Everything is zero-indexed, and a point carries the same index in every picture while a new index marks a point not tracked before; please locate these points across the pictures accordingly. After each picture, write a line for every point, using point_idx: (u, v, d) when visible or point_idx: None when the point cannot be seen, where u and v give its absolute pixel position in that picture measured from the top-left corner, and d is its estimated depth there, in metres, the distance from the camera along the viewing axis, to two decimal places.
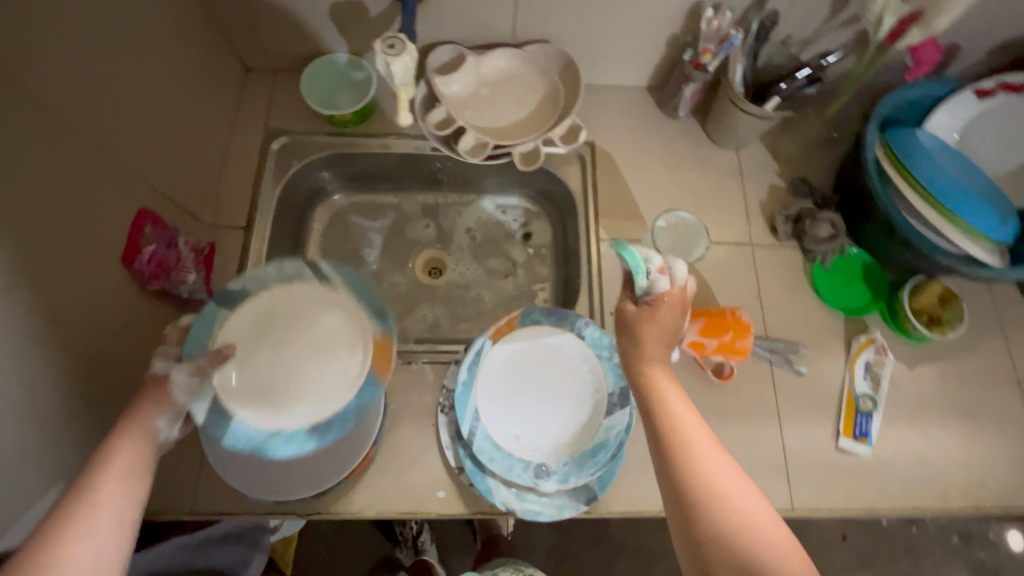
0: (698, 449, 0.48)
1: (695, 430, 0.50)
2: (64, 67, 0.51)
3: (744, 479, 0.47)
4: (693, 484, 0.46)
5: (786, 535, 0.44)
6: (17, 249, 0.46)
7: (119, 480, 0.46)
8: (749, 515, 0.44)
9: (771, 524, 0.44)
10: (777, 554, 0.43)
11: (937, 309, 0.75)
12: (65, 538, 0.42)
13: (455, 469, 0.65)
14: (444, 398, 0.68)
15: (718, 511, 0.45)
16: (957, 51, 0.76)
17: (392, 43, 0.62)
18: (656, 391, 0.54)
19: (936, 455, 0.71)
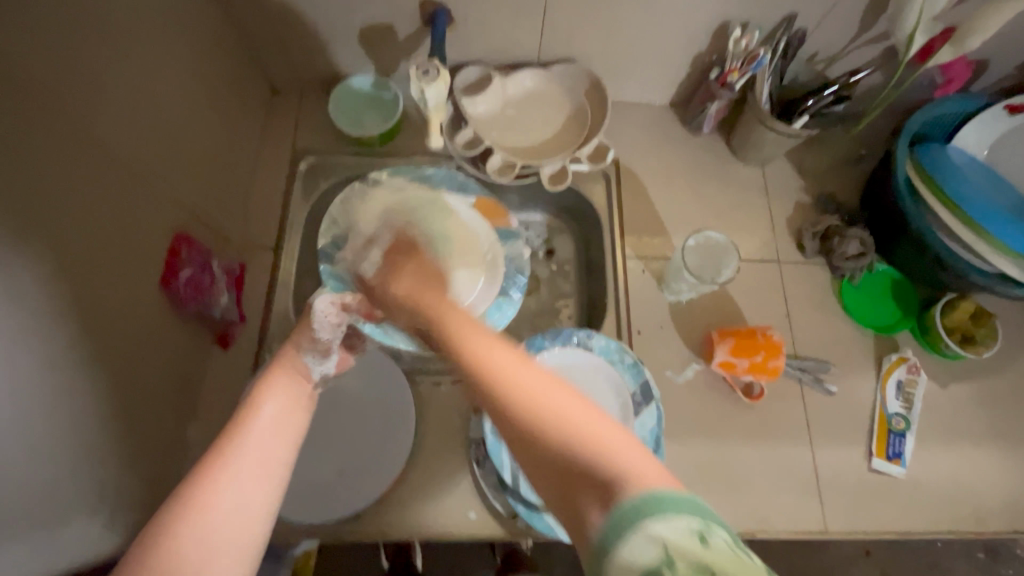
0: (489, 369, 0.41)
1: (501, 355, 0.42)
2: (101, 96, 0.52)
3: (557, 385, 0.40)
4: (510, 398, 0.39)
5: (614, 432, 0.37)
6: (62, 278, 0.47)
7: (267, 433, 0.42)
8: (566, 417, 0.37)
9: (598, 426, 0.37)
10: (607, 456, 0.35)
11: (969, 326, 0.74)
12: (209, 491, 0.37)
13: (511, 516, 0.64)
14: (475, 450, 0.67)
15: (532, 419, 0.37)
16: (987, 67, 0.75)
17: (426, 69, 0.63)
18: (465, 330, 0.46)
19: (970, 476, 0.70)
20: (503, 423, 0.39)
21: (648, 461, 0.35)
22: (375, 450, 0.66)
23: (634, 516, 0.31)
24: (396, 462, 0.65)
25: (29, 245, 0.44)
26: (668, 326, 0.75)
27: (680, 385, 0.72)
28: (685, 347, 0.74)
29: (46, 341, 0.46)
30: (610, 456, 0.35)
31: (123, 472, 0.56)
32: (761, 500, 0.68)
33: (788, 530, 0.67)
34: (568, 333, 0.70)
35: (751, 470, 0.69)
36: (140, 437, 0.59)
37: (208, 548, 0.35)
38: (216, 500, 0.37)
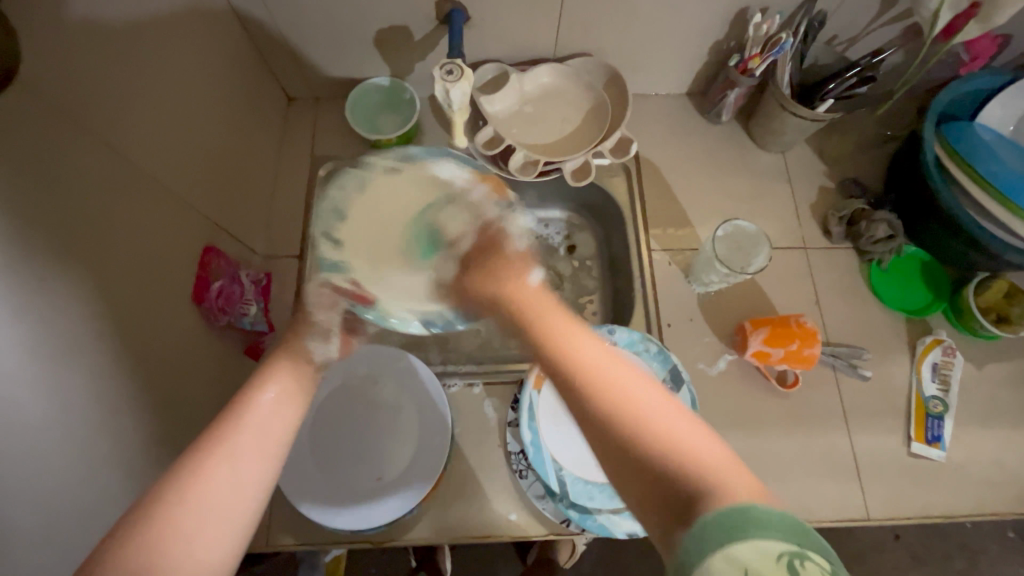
0: (582, 366, 0.42)
1: (587, 349, 0.44)
2: (127, 112, 0.52)
3: (653, 389, 0.41)
4: (599, 395, 0.40)
5: (706, 439, 0.37)
6: (99, 295, 0.47)
7: (267, 416, 0.44)
8: (635, 397, 0.39)
9: (688, 431, 0.37)
10: (700, 462, 0.35)
11: (1003, 305, 0.73)
12: (210, 467, 0.39)
13: (560, 522, 0.64)
14: (517, 462, 0.66)
15: (625, 418, 0.38)
16: (1011, 42, 0.74)
17: (450, 69, 0.63)
18: (556, 326, 0.47)
19: (1012, 457, 0.69)
20: (590, 419, 0.40)
21: (740, 472, 0.34)
22: (414, 454, 0.66)
23: (727, 532, 0.30)
24: (437, 466, 0.64)
25: (65, 264, 0.44)
26: (698, 318, 0.75)
27: (713, 378, 0.72)
28: (717, 339, 0.74)
29: (88, 361, 0.46)
30: (705, 463, 0.35)
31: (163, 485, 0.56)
32: (801, 490, 0.67)
33: (829, 518, 0.66)
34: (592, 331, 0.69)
35: (790, 460, 0.69)
36: (179, 451, 0.59)
37: (199, 518, 0.37)
38: (214, 474, 0.39)
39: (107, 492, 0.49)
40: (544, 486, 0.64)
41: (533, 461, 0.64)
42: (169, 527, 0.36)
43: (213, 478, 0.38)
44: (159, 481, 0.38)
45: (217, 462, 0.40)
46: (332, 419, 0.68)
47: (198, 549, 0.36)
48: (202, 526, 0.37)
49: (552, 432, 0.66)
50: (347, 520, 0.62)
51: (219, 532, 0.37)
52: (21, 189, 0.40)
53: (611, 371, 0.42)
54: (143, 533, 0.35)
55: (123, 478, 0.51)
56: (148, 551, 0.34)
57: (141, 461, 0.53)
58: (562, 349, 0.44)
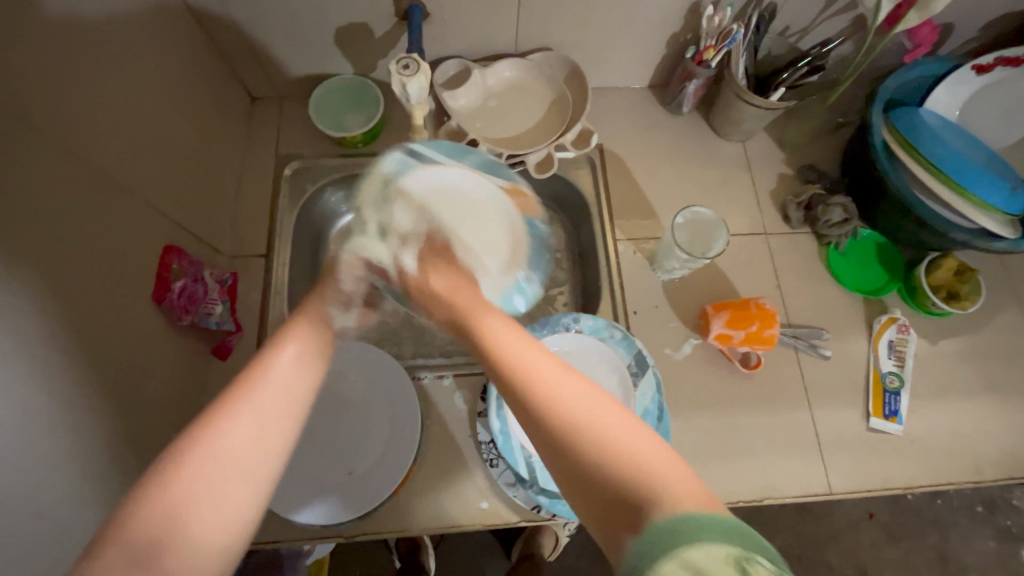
0: (526, 376, 0.41)
1: (534, 362, 0.43)
2: (84, 109, 0.51)
3: (602, 395, 0.40)
4: (548, 405, 0.39)
5: (654, 447, 0.37)
6: (56, 293, 0.47)
7: (287, 371, 0.44)
8: (586, 416, 0.38)
9: (632, 436, 0.37)
10: (647, 471, 0.35)
11: (953, 283, 0.76)
12: (228, 425, 0.39)
13: (532, 508, 0.65)
14: (488, 451, 0.67)
15: (573, 428, 0.37)
16: (952, 30, 0.78)
17: (406, 63, 0.64)
18: (504, 335, 0.46)
19: (965, 428, 0.72)
20: (538, 431, 0.39)
21: (688, 480, 0.34)
22: (384, 447, 0.66)
23: (678, 536, 0.30)
24: (407, 457, 0.65)
25: (23, 260, 0.43)
26: (664, 304, 0.76)
27: (679, 362, 0.74)
28: (682, 324, 0.75)
29: (41, 360, 0.46)
30: (654, 473, 0.35)
31: (127, 486, 0.56)
32: (766, 468, 0.69)
33: (793, 494, 0.68)
34: (557, 318, 0.71)
35: (755, 439, 0.70)
36: (144, 452, 0.58)
37: (218, 472, 0.37)
38: (231, 428, 0.39)
39: (68, 494, 0.49)
40: (515, 473, 0.65)
41: (503, 449, 0.65)
42: (191, 477, 0.36)
43: (232, 431, 0.39)
44: (185, 429, 0.38)
45: (239, 416, 0.39)
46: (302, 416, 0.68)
47: (217, 506, 0.36)
48: (227, 478, 0.37)
49: (521, 420, 0.67)
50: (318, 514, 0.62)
51: (245, 487, 0.37)
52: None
53: (557, 387, 0.40)
54: (169, 486, 0.35)
55: (85, 479, 0.51)
56: (174, 503, 0.35)
57: (103, 463, 0.53)
58: (509, 363, 0.43)
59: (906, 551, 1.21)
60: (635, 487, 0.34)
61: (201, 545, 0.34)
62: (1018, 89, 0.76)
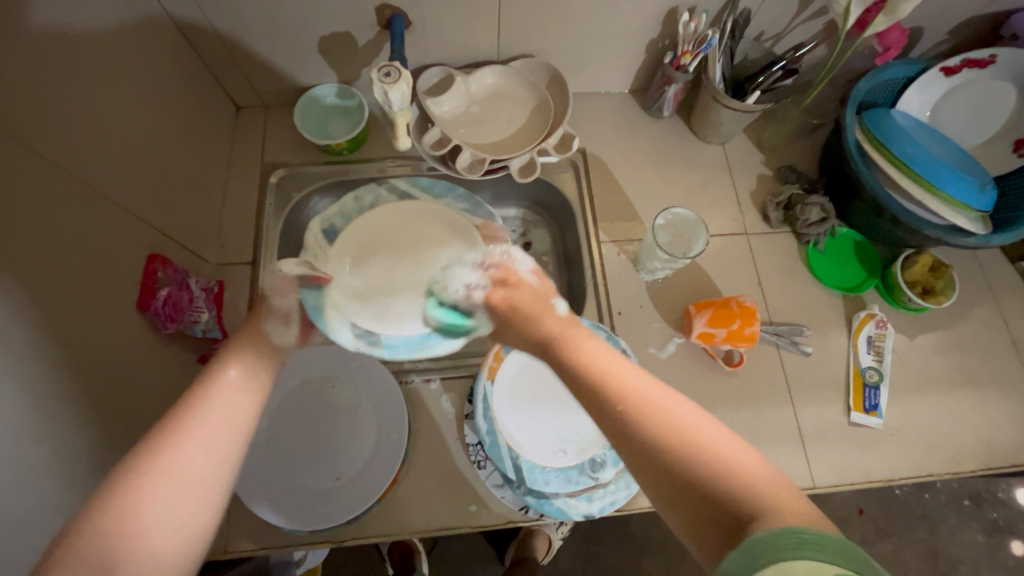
0: (618, 388, 0.43)
1: (627, 376, 0.44)
2: (66, 118, 0.52)
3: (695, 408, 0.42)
4: (648, 419, 0.40)
5: (754, 458, 0.38)
6: (37, 301, 0.47)
7: (237, 386, 0.46)
8: (691, 433, 0.39)
9: (734, 446, 0.39)
10: (752, 479, 0.36)
11: (928, 279, 0.78)
12: (181, 438, 0.41)
13: (520, 509, 0.65)
14: (475, 453, 0.67)
15: (676, 442, 0.39)
16: (921, 33, 0.80)
17: (388, 71, 0.65)
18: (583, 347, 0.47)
19: (944, 421, 0.74)
20: (637, 446, 0.40)
21: (793, 491, 0.36)
22: (371, 451, 0.67)
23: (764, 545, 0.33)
24: (394, 461, 0.65)
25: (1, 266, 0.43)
26: (648, 305, 0.77)
27: (663, 361, 0.75)
28: (666, 323, 0.77)
29: (21, 369, 0.46)
30: (760, 485, 0.36)
31: None
32: None
33: None
34: None
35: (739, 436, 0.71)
36: None
37: (173, 483, 0.39)
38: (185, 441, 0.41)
39: (50, 503, 0.49)
40: (502, 475, 0.65)
41: (490, 451, 0.66)
42: (142, 490, 0.38)
43: (185, 445, 0.41)
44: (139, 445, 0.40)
45: (191, 431, 0.41)
46: (289, 421, 0.68)
47: (173, 516, 0.38)
48: (179, 490, 0.39)
49: (507, 422, 0.68)
50: (302, 519, 0.62)
51: (198, 500, 0.39)
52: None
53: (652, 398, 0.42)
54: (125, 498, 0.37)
55: (65, 487, 0.50)
56: (126, 511, 0.37)
57: (86, 470, 0.53)
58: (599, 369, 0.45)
59: (896, 546, 1.22)
60: (735, 497, 0.36)
61: (154, 555, 0.36)
62: (989, 89, 0.78)
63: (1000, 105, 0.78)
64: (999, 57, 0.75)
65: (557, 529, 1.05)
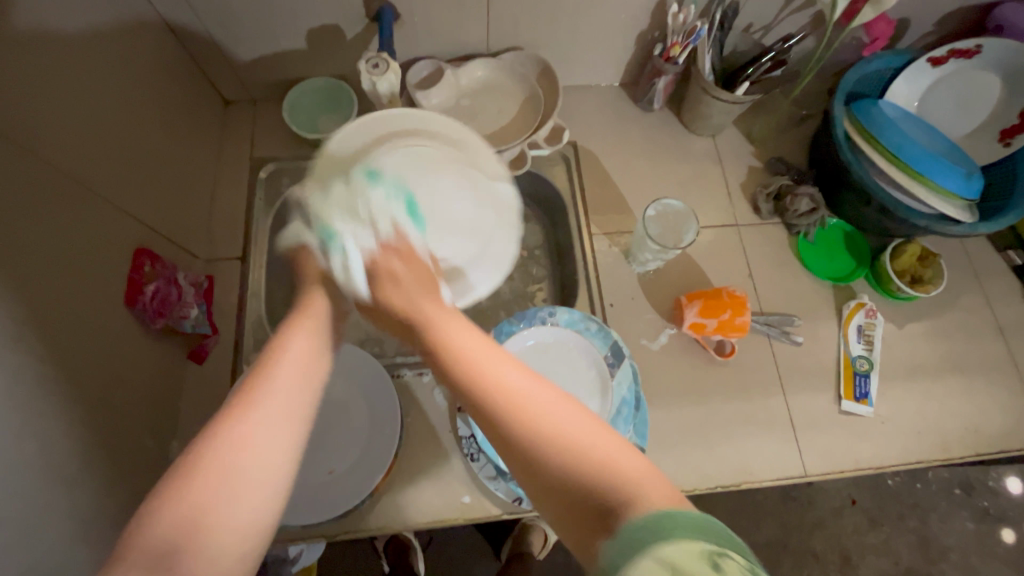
0: (487, 380, 0.41)
1: (499, 369, 0.41)
2: (52, 111, 0.51)
3: (568, 404, 0.40)
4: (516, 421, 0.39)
5: (616, 442, 0.39)
6: (22, 295, 0.46)
7: (297, 373, 0.43)
8: (557, 428, 0.38)
9: (593, 432, 0.39)
10: (612, 465, 0.37)
11: (917, 268, 0.78)
12: (244, 428, 0.39)
13: (513, 501, 0.65)
14: (468, 446, 0.67)
15: (537, 430, 0.38)
16: (908, 25, 0.81)
17: (376, 63, 0.65)
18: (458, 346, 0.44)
19: (932, 408, 0.74)
20: (514, 445, 0.39)
21: (655, 474, 0.37)
22: (366, 443, 0.66)
23: (654, 534, 0.31)
24: (388, 453, 0.65)
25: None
26: (640, 296, 0.78)
27: (655, 352, 0.75)
28: (658, 315, 0.77)
29: (5, 365, 0.45)
30: (617, 466, 0.37)
31: (99, 492, 0.55)
32: (742, 453, 0.70)
33: (770, 477, 0.70)
34: (533, 311, 0.73)
35: (732, 425, 0.72)
36: (117, 456, 0.58)
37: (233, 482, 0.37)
38: (251, 440, 0.39)
39: (38, 498, 0.48)
40: (496, 467, 0.65)
41: (483, 443, 0.65)
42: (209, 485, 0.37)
43: (252, 444, 0.39)
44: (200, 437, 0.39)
45: (257, 419, 0.40)
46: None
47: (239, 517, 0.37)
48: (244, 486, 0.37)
49: None
50: (295, 513, 0.62)
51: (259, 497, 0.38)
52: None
53: (519, 394, 0.40)
54: (187, 495, 0.36)
55: (55, 483, 0.50)
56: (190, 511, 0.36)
57: (76, 465, 0.52)
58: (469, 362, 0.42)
59: (888, 536, 1.23)
60: (598, 488, 0.36)
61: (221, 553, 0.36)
62: (975, 79, 0.79)
63: (987, 95, 0.79)
64: (985, 47, 0.75)
65: (552, 524, 1.02)
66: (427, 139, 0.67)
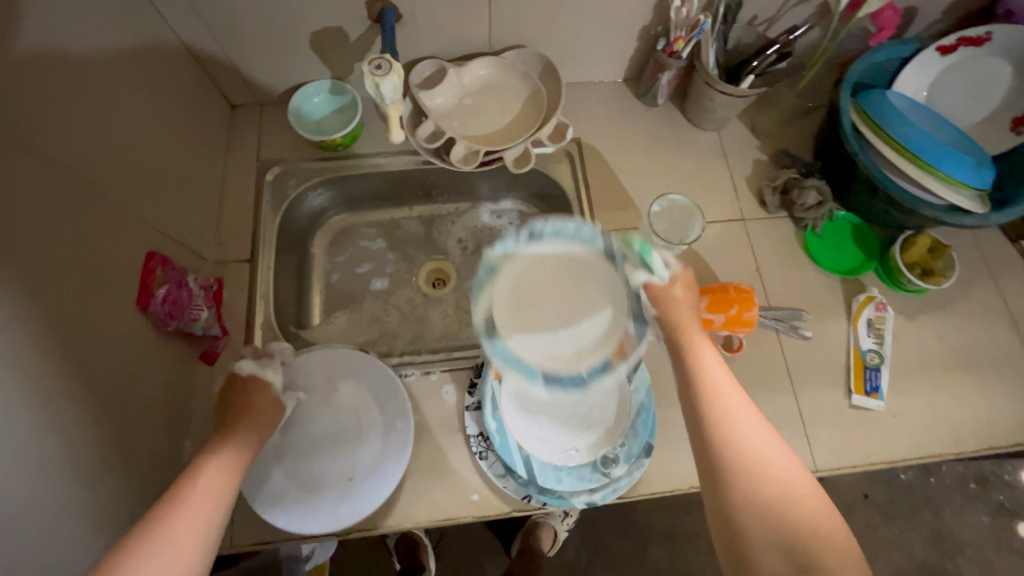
0: (727, 408, 0.52)
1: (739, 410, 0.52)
2: (60, 117, 0.52)
3: (786, 457, 0.50)
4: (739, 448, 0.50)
5: (813, 498, 0.48)
6: (35, 299, 0.47)
7: (204, 500, 0.48)
8: (775, 467, 0.48)
9: (814, 503, 0.47)
10: (821, 531, 0.45)
11: (927, 260, 0.77)
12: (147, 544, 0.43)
13: (523, 497, 0.65)
14: (479, 446, 0.67)
15: (774, 486, 0.47)
16: (916, 13, 0.80)
17: (379, 64, 0.65)
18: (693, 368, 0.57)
19: (943, 401, 0.73)
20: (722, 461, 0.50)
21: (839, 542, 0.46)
22: (381, 455, 0.66)
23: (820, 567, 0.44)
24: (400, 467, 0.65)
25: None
26: None
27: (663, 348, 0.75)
28: None
29: (17, 367, 0.46)
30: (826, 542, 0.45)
31: (113, 493, 0.56)
32: None
33: None
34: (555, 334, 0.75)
35: None
36: (130, 458, 0.59)
37: None
38: None
39: (53, 499, 0.49)
40: (509, 468, 0.66)
41: (499, 449, 0.66)
42: None
43: None
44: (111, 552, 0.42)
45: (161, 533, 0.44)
46: (303, 422, 0.69)
47: None
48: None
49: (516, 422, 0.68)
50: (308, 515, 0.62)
51: None
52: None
53: (751, 433, 0.50)
54: None
55: (67, 485, 0.50)
56: None
57: (91, 468, 0.53)
58: (706, 380, 0.55)
59: (901, 530, 1.22)
60: (800, 543, 0.45)
61: None
62: (987, 66, 0.77)
63: (998, 83, 0.77)
64: (995, 34, 0.74)
65: (561, 520, 1.07)
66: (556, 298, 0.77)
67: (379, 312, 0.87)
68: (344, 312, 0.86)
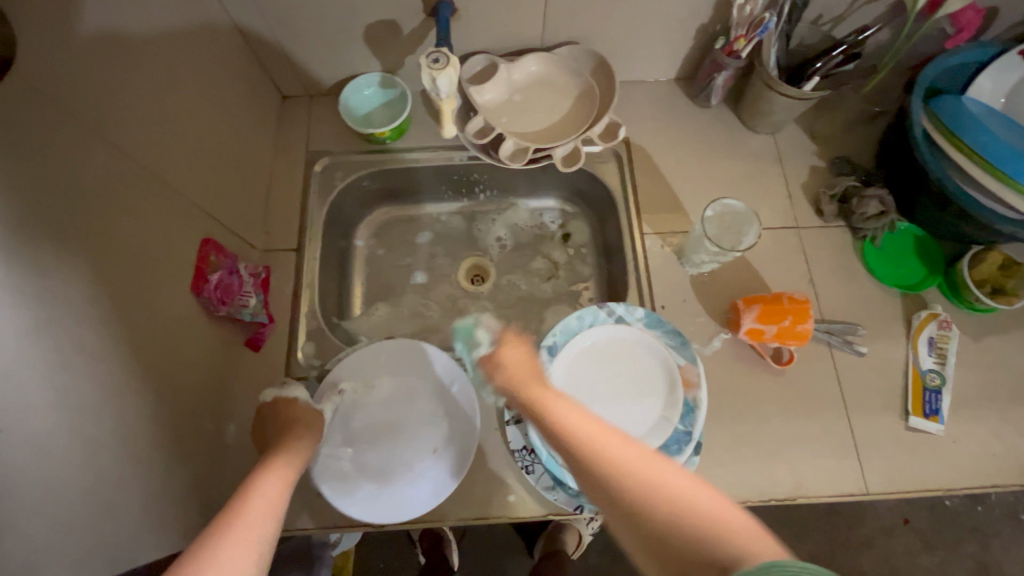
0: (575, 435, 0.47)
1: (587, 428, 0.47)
2: (122, 102, 0.53)
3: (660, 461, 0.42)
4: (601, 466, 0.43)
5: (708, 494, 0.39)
6: (99, 279, 0.49)
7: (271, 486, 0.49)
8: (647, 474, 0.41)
9: (722, 501, 0.38)
10: (723, 529, 0.36)
11: (998, 277, 0.73)
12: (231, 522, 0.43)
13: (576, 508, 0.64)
14: (525, 458, 0.66)
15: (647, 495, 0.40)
16: (996, 15, 0.75)
17: (436, 58, 0.65)
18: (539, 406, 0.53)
19: (1009, 430, 0.69)
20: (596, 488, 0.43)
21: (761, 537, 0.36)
22: (446, 440, 0.68)
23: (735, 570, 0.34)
24: (463, 455, 0.66)
25: (57, 242, 0.45)
26: (691, 299, 0.75)
27: (708, 357, 0.72)
28: (711, 319, 0.74)
29: (79, 345, 0.48)
30: (734, 540, 0.35)
31: (163, 472, 0.57)
32: (797, 465, 0.67)
33: (829, 493, 0.66)
34: (584, 363, 0.71)
35: (787, 436, 0.69)
36: (179, 438, 0.60)
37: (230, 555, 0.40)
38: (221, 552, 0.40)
39: (108, 475, 0.50)
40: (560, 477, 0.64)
41: (550, 463, 0.64)
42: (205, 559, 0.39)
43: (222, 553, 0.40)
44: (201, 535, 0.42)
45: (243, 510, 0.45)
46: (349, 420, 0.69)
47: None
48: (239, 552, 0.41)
49: None
50: (363, 508, 0.62)
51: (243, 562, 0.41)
52: (8, 162, 0.41)
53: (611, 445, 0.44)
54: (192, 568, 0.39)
55: (122, 462, 0.52)
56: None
57: (144, 446, 0.55)
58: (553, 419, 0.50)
59: (943, 560, 1.16)
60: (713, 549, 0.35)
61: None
62: None
63: None
64: None
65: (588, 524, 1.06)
66: (595, 354, 0.71)
67: (418, 306, 0.87)
68: (383, 304, 0.87)
